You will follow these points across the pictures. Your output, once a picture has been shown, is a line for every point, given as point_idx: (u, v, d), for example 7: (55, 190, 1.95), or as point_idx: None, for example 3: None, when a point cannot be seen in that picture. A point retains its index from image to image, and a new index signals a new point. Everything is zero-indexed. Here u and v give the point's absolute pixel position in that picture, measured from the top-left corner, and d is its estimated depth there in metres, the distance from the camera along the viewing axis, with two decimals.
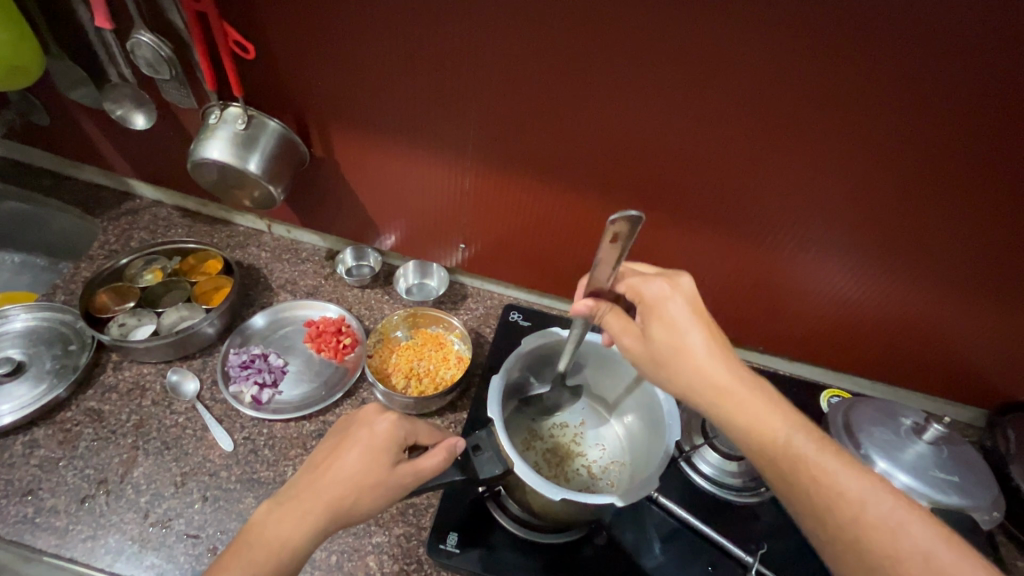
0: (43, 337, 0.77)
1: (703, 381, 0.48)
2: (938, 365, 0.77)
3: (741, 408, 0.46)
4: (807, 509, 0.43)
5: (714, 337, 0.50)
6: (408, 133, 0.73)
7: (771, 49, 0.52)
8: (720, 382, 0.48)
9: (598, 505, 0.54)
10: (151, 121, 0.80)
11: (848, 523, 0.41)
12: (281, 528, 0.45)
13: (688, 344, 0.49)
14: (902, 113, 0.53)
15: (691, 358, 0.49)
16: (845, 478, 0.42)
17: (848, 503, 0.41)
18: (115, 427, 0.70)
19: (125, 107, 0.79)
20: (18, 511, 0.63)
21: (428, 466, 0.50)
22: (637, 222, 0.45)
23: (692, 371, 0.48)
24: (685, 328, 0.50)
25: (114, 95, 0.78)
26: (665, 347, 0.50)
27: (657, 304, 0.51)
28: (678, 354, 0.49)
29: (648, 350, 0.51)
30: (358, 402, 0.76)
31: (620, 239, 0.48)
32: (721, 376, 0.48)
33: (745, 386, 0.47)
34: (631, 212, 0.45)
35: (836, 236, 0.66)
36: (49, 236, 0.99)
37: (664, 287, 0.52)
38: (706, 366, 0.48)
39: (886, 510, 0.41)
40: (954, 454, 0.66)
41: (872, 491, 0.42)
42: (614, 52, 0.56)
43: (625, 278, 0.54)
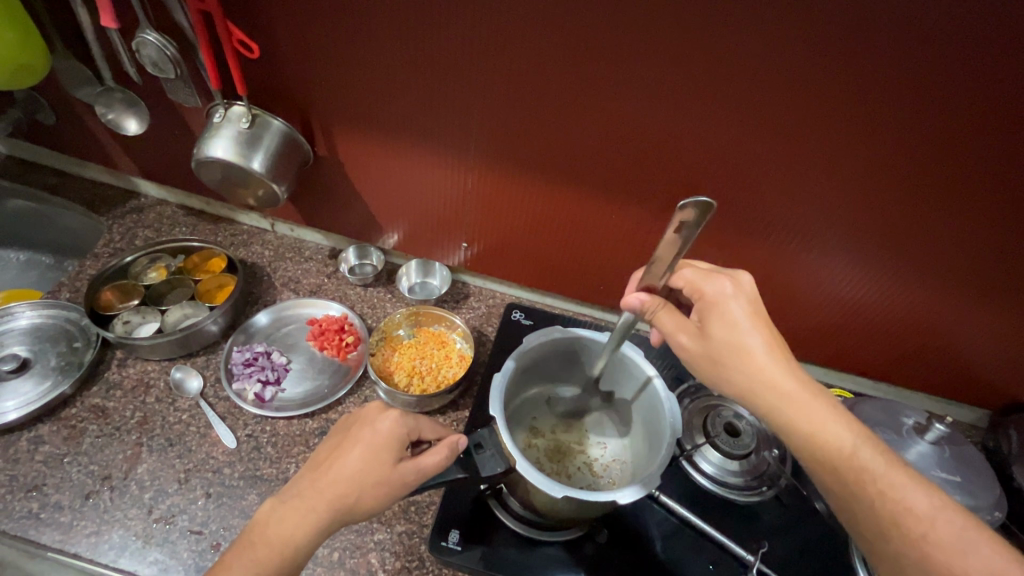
0: (49, 335, 0.77)
1: (764, 385, 0.47)
2: (943, 366, 0.77)
3: (806, 416, 0.46)
4: (871, 522, 0.43)
5: (774, 340, 0.49)
6: (410, 133, 0.73)
7: (774, 49, 0.52)
8: (783, 388, 0.47)
9: (601, 502, 0.54)
10: (141, 126, 0.80)
11: (915, 540, 0.41)
12: (283, 526, 0.46)
13: (750, 345, 0.48)
14: (906, 113, 0.53)
15: (753, 359, 0.48)
16: (913, 494, 0.43)
17: (916, 521, 0.42)
18: (119, 424, 0.71)
19: (118, 109, 0.79)
20: (23, 506, 0.63)
21: (431, 462, 0.50)
22: (706, 209, 0.46)
23: (753, 372, 0.47)
24: (748, 329, 0.49)
25: (105, 99, 0.78)
26: (724, 346, 0.49)
27: (716, 302, 0.51)
28: (738, 354, 0.48)
29: (705, 348, 0.50)
30: (361, 400, 0.76)
31: (684, 229, 0.49)
32: (785, 382, 0.47)
33: (811, 395, 0.47)
34: (700, 198, 0.46)
35: (839, 235, 0.66)
36: (54, 234, 1.00)
37: (726, 286, 0.51)
38: (768, 370, 0.47)
39: (955, 531, 0.41)
40: (955, 455, 0.66)
41: (940, 509, 0.42)
42: (616, 52, 0.57)
43: (682, 275, 0.54)
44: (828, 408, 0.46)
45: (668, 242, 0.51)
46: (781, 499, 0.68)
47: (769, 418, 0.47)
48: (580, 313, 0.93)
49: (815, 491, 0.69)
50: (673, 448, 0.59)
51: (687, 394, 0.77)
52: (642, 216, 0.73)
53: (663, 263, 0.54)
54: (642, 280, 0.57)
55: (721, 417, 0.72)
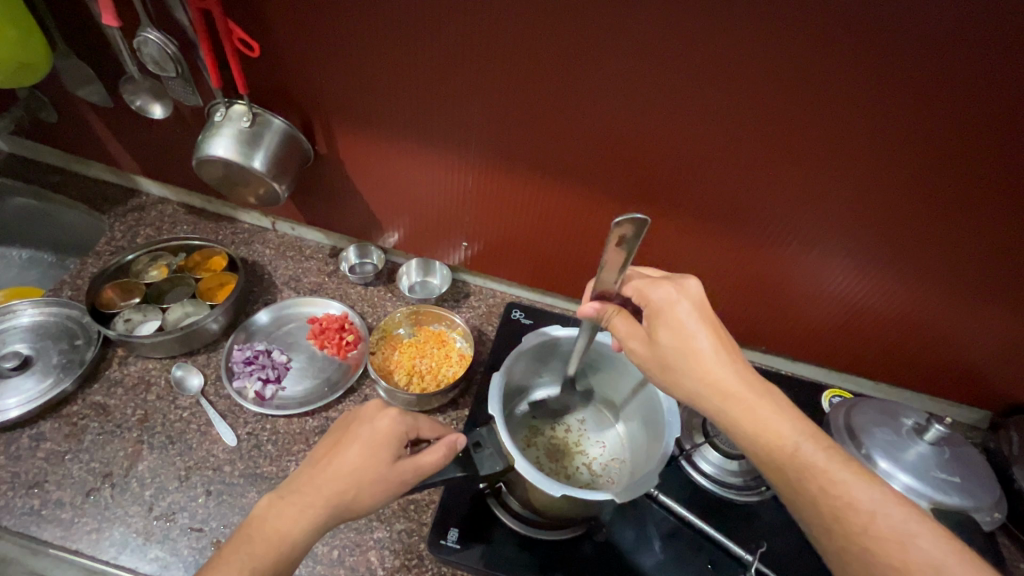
0: (50, 332, 0.78)
1: (709, 386, 0.47)
2: (942, 366, 0.77)
3: (748, 415, 0.46)
4: (814, 517, 0.42)
5: (720, 341, 0.49)
6: (411, 132, 0.73)
7: (775, 48, 0.52)
8: (727, 387, 0.47)
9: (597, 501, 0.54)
10: (166, 110, 0.78)
11: (855, 534, 0.40)
12: (282, 523, 0.46)
13: (697, 348, 0.49)
14: (905, 113, 0.53)
15: (700, 362, 0.48)
16: (854, 487, 0.42)
17: (857, 514, 0.41)
18: (120, 421, 0.71)
19: (144, 97, 0.77)
20: (25, 503, 0.64)
21: (430, 461, 0.50)
22: (641, 225, 0.46)
23: (699, 376, 0.48)
24: (694, 333, 0.49)
25: (132, 87, 0.77)
26: (672, 350, 0.49)
27: (661, 308, 0.51)
28: (684, 359, 0.49)
29: (654, 353, 0.51)
30: (361, 399, 0.76)
31: (624, 241, 0.49)
32: (729, 382, 0.47)
33: (754, 394, 0.47)
34: (636, 215, 0.47)
35: (839, 235, 0.66)
36: (56, 232, 1.00)
37: (671, 292, 0.51)
38: (714, 371, 0.48)
39: (895, 523, 0.40)
40: (954, 455, 0.66)
41: (881, 501, 0.41)
42: (617, 51, 0.56)
43: (633, 282, 0.54)
44: (770, 405, 0.46)
45: (611, 256, 0.52)
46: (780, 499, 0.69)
47: (716, 419, 0.47)
48: None
49: None
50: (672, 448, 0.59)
51: None
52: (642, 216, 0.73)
53: (613, 269, 0.53)
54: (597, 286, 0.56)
55: None
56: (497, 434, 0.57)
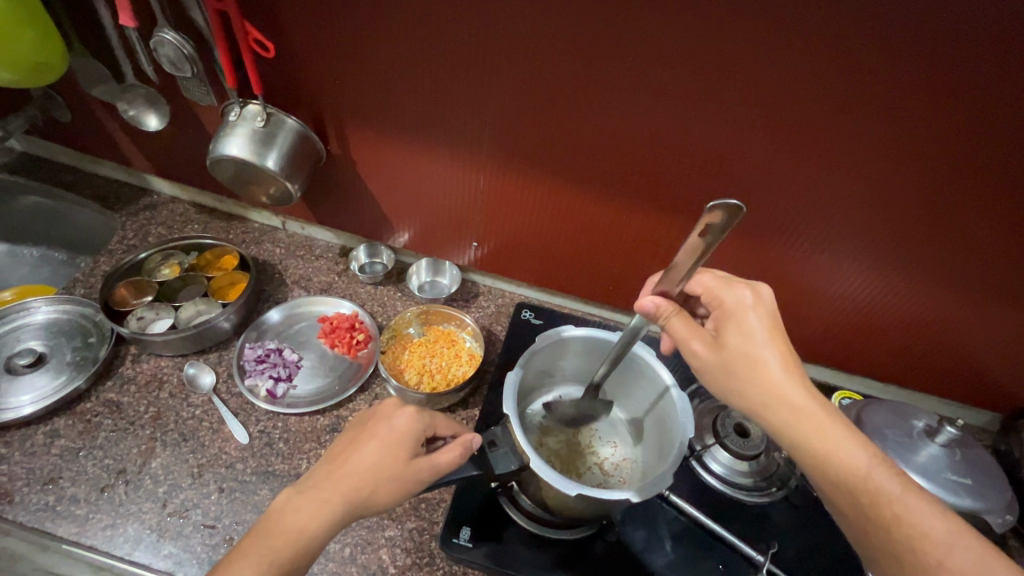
0: (64, 330, 0.78)
1: (776, 397, 0.47)
2: (954, 369, 0.76)
3: (818, 433, 0.46)
4: (885, 545, 0.42)
5: (789, 355, 0.49)
6: (423, 132, 0.73)
7: (789, 51, 0.52)
8: (795, 401, 0.47)
9: (613, 501, 0.54)
10: (160, 125, 0.82)
11: (931, 566, 0.40)
12: (297, 519, 0.46)
13: (765, 357, 0.49)
14: (922, 115, 0.53)
15: (767, 371, 0.48)
16: (928, 517, 0.42)
17: (931, 546, 0.41)
18: (133, 419, 0.71)
19: (139, 108, 0.81)
20: (40, 499, 0.64)
21: (445, 460, 0.51)
22: (734, 213, 0.44)
23: (766, 384, 0.48)
24: (762, 341, 0.49)
25: (128, 96, 0.80)
26: (739, 355, 0.49)
27: (734, 309, 0.52)
28: (753, 366, 0.49)
29: (718, 355, 0.50)
30: (371, 397, 0.77)
31: (709, 233, 0.47)
32: (798, 396, 0.47)
33: (824, 412, 0.47)
34: (732, 202, 0.44)
35: (850, 237, 0.66)
36: (67, 230, 1.01)
37: (745, 297, 0.52)
38: (781, 383, 0.47)
39: (971, 558, 0.40)
40: (966, 457, 0.66)
41: (956, 534, 0.41)
42: (630, 54, 0.57)
43: (703, 279, 0.56)
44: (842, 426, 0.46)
45: (690, 247, 0.50)
46: (790, 499, 0.69)
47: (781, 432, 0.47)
48: (590, 313, 0.93)
49: None
50: (686, 447, 0.59)
51: (695, 394, 0.77)
52: (653, 216, 0.73)
53: (680, 271, 0.53)
54: (659, 285, 0.56)
55: (730, 417, 0.72)
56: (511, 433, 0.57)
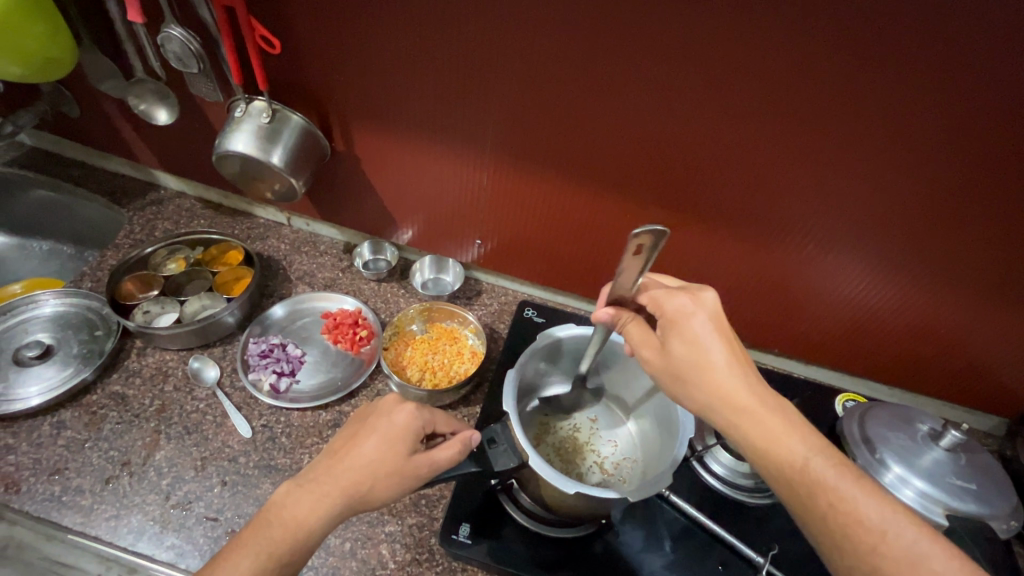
0: (71, 323, 0.79)
1: (716, 397, 0.47)
2: (959, 372, 0.76)
3: (757, 429, 0.46)
4: (824, 534, 0.42)
5: (731, 355, 0.49)
6: (428, 130, 0.73)
7: (795, 50, 0.52)
8: (733, 400, 0.47)
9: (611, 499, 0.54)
10: (171, 116, 0.82)
11: (865, 553, 0.40)
12: (298, 512, 0.46)
13: (705, 360, 0.49)
14: (927, 116, 0.52)
15: (708, 373, 0.48)
16: (866, 505, 0.41)
17: (868, 533, 0.41)
18: (138, 411, 0.72)
19: (150, 101, 0.81)
20: (46, 489, 0.65)
21: (444, 457, 0.51)
22: (660, 235, 0.46)
23: (710, 389, 0.48)
24: (704, 345, 0.49)
25: (138, 90, 0.80)
26: (682, 361, 0.50)
27: (675, 316, 0.51)
28: (694, 370, 0.49)
29: (666, 363, 0.51)
30: (373, 393, 0.77)
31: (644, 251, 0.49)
32: (738, 395, 0.47)
33: (763, 407, 0.46)
34: (654, 227, 0.46)
35: (855, 238, 0.66)
36: (76, 224, 1.02)
37: (685, 303, 0.51)
38: (720, 383, 0.48)
39: (907, 543, 0.40)
40: (970, 461, 0.65)
41: (893, 520, 0.41)
42: (635, 52, 0.57)
43: (649, 291, 0.54)
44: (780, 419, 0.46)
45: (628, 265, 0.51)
46: None
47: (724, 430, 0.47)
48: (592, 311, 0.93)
49: None
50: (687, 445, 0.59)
51: None
52: (656, 215, 0.73)
53: (627, 280, 0.54)
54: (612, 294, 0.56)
55: None
56: (510, 430, 0.58)
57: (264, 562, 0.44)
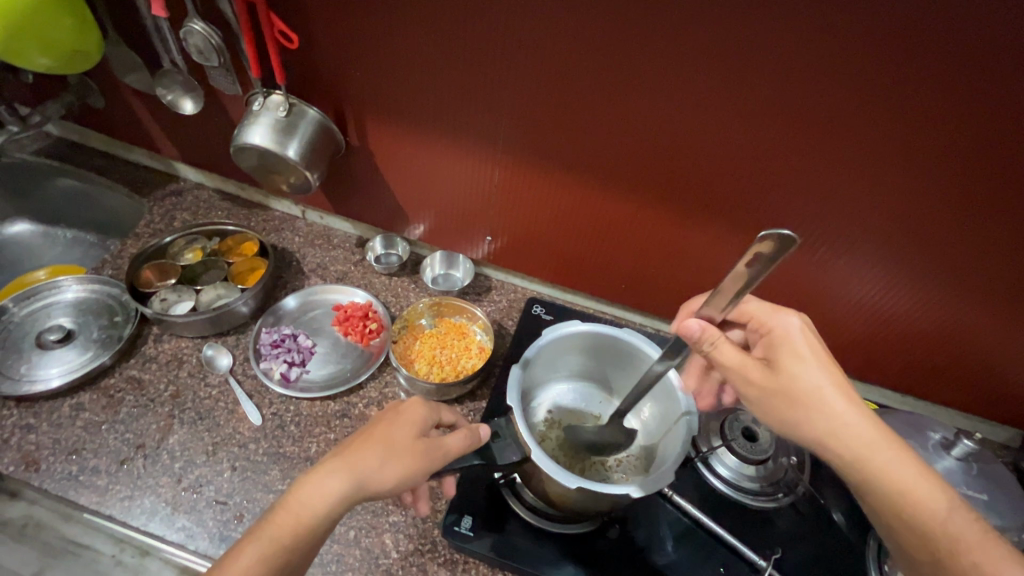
0: (92, 308, 0.82)
1: (843, 427, 0.45)
2: (978, 382, 0.74)
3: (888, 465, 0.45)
4: None
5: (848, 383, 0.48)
6: (440, 125, 0.74)
7: (811, 49, 0.51)
8: (862, 432, 0.45)
9: (614, 496, 0.54)
10: (196, 106, 0.82)
11: None
12: (311, 498, 0.45)
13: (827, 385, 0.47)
14: (947, 119, 0.52)
15: (832, 400, 0.46)
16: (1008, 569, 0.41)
17: None
18: (153, 396, 0.74)
19: (175, 92, 0.81)
20: (63, 468, 0.67)
21: (455, 443, 0.52)
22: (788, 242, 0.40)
23: (829, 416, 0.46)
24: (822, 369, 0.48)
25: (166, 81, 0.80)
26: (801, 383, 0.47)
27: (783, 339, 0.50)
28: (817, 395, 0.47)
29: (775, 386, 0.48)
30: (381, 385, 0.78)
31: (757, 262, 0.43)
32: (866, 427, 0.46)
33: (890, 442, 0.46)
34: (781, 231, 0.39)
35: (870, 242, 0.65)
36: (99, 213, 1.05)
37: (793, 322, 0.51)
38: (847, 412, 0.46)
39: None
40: (982, 471, 0.64)
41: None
42: (649, 49, 0.57)
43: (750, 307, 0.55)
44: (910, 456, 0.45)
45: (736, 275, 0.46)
46: (797, 506, 0.68)
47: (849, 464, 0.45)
48: (600, 309, 0.93)
49: (832, 502, 0.69)
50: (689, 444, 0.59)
51: (705, 395, 0.76)
52: (666, 214, 0.73)
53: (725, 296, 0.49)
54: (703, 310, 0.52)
55: (739, 420, 0.72)
56: (513, 423, 0.58)
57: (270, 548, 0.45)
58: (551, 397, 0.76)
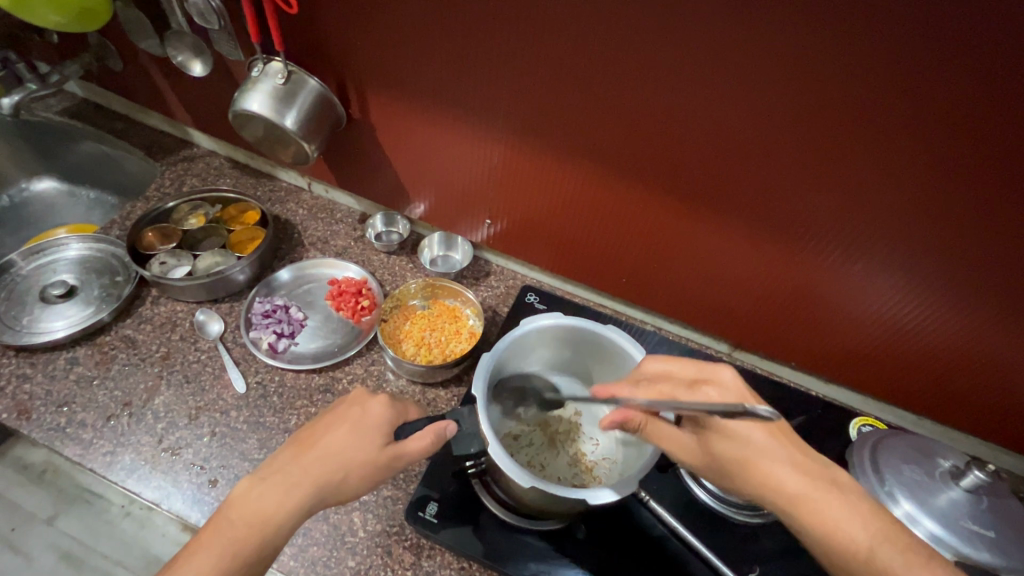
0: (95, 267, 0.84)
1: (766, 486, 0.48)
2: (998, 410, 0.68)
3: (816, 511, 0.46)
4: None
5: (771, 436, 0.50)
6: (440, 101, 0.72)
7: (828, 28, 0.46)
8: (784, 486, 0.48)
9: (573, 500, 0.54)
10: (207, 68, 0.83)
11: None
12: (263, 504, 0.47)
13: (751, 449, 0.49)
14: (982, 118, 0.46)
15: (755, 463, 0.49)
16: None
17: None
18: (144, 355, 0.75)
19: (186, 53, 0.82)
20: (53, 419, 0.69)
21: (415, 447, 0.52)
22: None
23: (760, 479, 0.48)
24: (745, 435, 0.50)
25: (176, 43, 0.81)
26: (726, 457, 0.50)
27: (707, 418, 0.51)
28: (741, 461, 0.49)
29: (708, 461, 0.51)
30: (368, 362, 0.78)
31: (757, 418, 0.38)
32: (789, 480, 0.48)
33: (813, 485, 0.48)
34: None
35: (885, 250, 0.59)
36: (116, 175, 1.07)
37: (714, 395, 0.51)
38: (771, 470, 0.48)
39: None
40: (992, 507, 0.58)
41: None
42: (653, 25, 0.52)
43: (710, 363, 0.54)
44: (834, 498, 0.47)
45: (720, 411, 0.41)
46: (783, 525, 0.64)
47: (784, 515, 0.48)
48: (601, 303, 0.91)
49: None
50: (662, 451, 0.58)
51: None
52: (666, 208, 0.69)
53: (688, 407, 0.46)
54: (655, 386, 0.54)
55: None
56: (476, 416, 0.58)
57: (218, 549, 0.45)
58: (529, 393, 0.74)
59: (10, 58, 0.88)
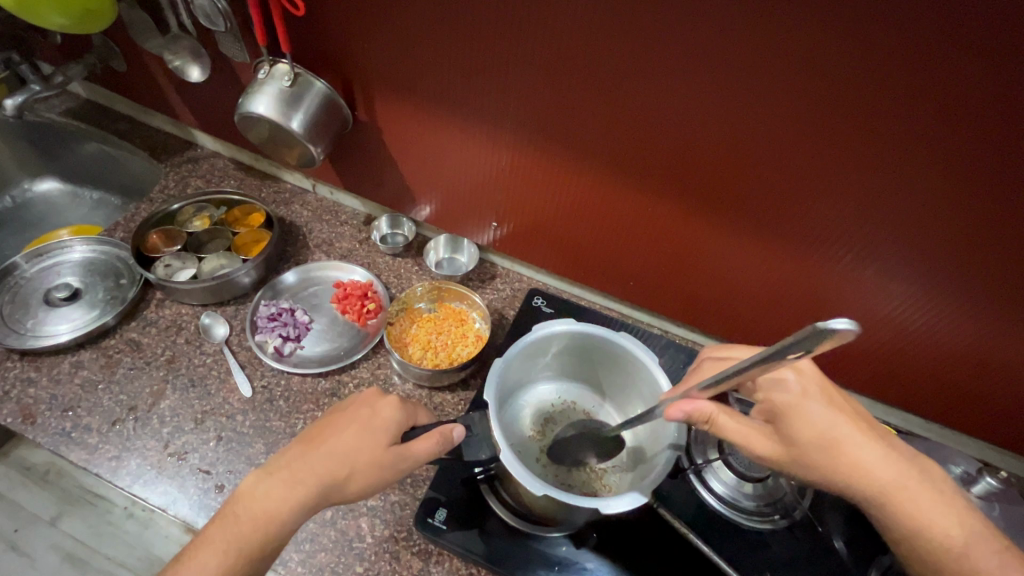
0: (99, 270, 0.83)
1: (858, 473, 0.48)
2: (1010, 416, 0.68)
3: (911, 500, 0.47)
4: None
5: (857, 424, 0.50)
6: (447, 104, 0.71)
7: (843, 33, 0.45)
8: (877, 473, 0.48)
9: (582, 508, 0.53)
10: (204, 74, 0.83)
11: None
12: (269, 504, 0.47)
13: (840, 436, 0.49)
14: (1000, 124, 0.45)
15: (845, 450, 0.49)
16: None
17: None
18: (149, 359, 0.75)
19: (184, 58, 0.82)
20: (58, 424, 0.68)
21: (420, 450, 0.50)
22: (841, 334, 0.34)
23: (851, 465, 0.48)
24: (831, 423, 0.50)
25: (175, 47, 0.81)
26: (813, 445, 0.49)
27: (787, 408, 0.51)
28: (831, 450, 0.49)
29: (791, 452, 0.50)
30: (374, 366, 0.78)
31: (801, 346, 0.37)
32: (881, 468, 0.48)
33: (906, 474, 0.48)
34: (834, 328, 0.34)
35: (899, 256, 0.59)
36: (119, 176, 1.06)
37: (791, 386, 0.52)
38: (863, 458, 0.48)
39: None
40: (1006, 515, 0.58)
41: None
42: (663, 29, 0.52)
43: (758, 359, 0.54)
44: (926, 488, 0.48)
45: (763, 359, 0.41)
46: (793, 531, 0.64)
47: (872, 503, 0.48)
48: (607, 305, 0.90)
49: (834, 530, 0.64)
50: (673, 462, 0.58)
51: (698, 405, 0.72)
52: (674, 212, 0.69)
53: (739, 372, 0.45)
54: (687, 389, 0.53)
55: None
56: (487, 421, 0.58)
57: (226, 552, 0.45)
58: (540, 398, 0.74)
59: (13, 59, 0.87)
